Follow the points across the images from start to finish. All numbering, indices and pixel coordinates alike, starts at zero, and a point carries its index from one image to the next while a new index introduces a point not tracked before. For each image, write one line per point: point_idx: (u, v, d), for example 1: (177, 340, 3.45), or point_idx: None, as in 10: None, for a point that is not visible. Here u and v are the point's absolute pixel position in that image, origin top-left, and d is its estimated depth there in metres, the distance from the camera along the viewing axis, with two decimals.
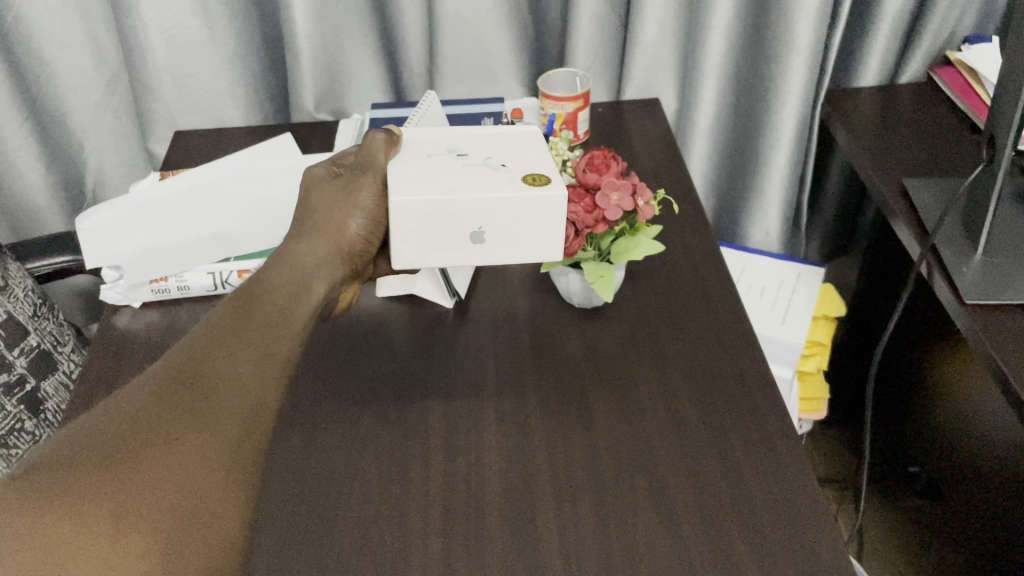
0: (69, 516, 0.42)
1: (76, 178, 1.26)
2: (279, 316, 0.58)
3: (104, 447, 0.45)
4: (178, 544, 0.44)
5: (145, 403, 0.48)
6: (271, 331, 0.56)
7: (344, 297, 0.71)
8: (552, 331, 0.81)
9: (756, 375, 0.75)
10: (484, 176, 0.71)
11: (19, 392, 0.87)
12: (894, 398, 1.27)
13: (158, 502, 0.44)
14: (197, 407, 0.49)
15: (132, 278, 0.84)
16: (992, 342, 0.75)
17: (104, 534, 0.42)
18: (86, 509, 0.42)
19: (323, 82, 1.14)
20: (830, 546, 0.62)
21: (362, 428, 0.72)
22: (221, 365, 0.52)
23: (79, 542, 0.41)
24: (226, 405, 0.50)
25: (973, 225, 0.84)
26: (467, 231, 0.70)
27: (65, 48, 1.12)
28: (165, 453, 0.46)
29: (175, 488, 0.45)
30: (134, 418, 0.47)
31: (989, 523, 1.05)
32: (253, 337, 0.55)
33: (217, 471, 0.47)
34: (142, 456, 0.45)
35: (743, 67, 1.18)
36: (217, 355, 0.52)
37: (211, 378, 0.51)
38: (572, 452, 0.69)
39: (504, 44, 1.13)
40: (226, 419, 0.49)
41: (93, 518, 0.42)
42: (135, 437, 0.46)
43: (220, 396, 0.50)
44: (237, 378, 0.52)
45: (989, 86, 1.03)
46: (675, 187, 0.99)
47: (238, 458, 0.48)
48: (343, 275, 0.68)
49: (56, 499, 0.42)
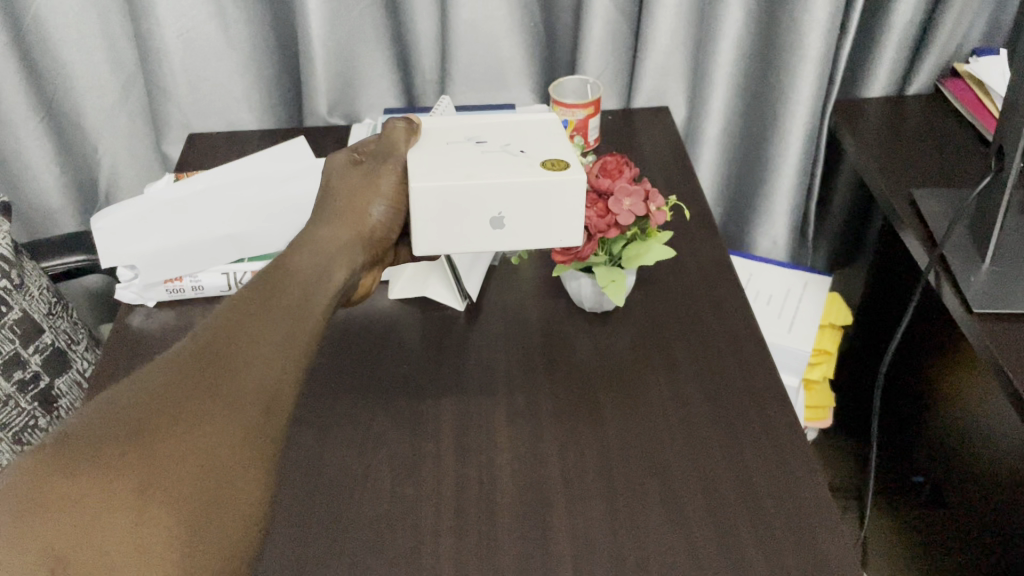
0: (96, 486, 0.43)
1: (90, 179, 1.27)
2: (300, 301, 0.58)
3: (130, 422, 0.46)
4: (196, 522, 0.44)
5: (171, 381, 0.49)
6: (292, 314, 0.56)
7: (363, 285, 0.72)
8: (564, 334, 0.82)
9: (766, 381, 0.76)
10: (504, 161, 0.72)
11: (34, 389, 0.89)
12: (906, 408, 1.26)
13: (179, 480, 0.45)
14: (221, 386, 0.50)
15: (148, 277, 0.85)
16: (999, 350, 0.75)
17: (125, 508, 0.43)
18: (110, 481, 0.43)
19: (337, 87, 1.16)
20: (839, 549, 0.63)
21: (374, 427, 0.73)
22: (244, 347, 0.52)
23: (103, 512, 0.42)
24: (249, 384, 0.51)
25: (981, 235, 0.85)
26: (486, 214, 0.70)
27: (82, 50, 1.14)
28: (188, 431, 0.47)
29: (196, 467, 0.46)
30: (159, 396, 0.48)
31: (992, 523, 1.05)
32: (275, 321, 0.55)
33: (240, 449, 0.48)
34: (166, 431, 0.46)
35: (753, 77, 1.19)
36: (240, 336, 0.53)
37: (235, 360, 0.51)
38: (583, 453, 0.70)
39: (516, 50, 1.14)
40: (248, 398, 0.50)
41: (118, 491, 0.43)
42: (159, 413, 0.47)
43: (241, 379, 0.51)
44: (259, 362, 0.52)
45: (998, 99, 1.04)
46: (685, 193, 1.00)
47: (257, 439, 0.49)
48: (365, 259, 0.68)
49: (84, 470, 0.43)
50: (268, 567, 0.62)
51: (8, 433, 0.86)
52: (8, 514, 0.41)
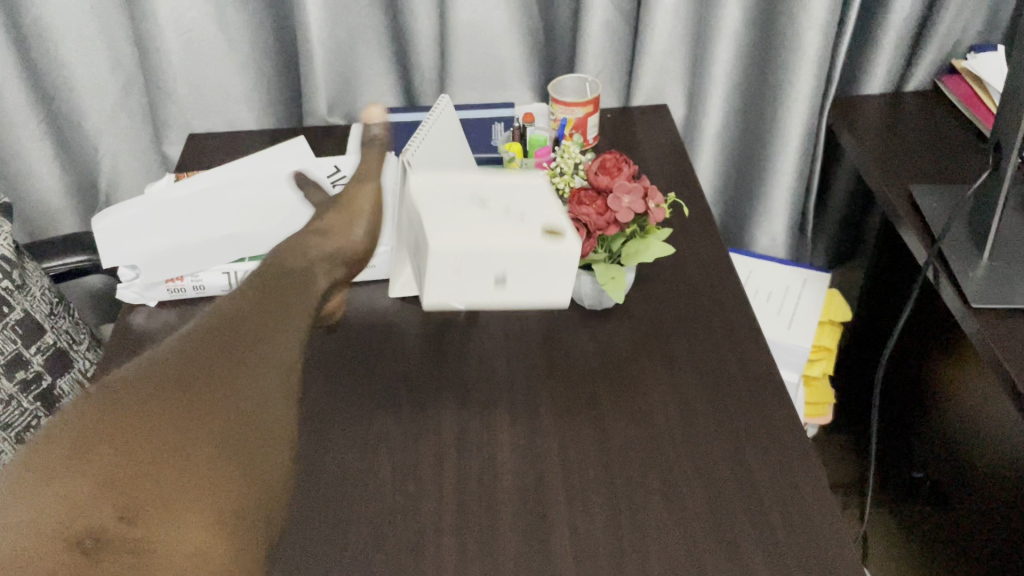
0: (142, 441, 0.43)
1: (90, 180, 1.27)
2: (292, 297, 0.58)
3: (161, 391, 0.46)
4: (238, 476, 0.45)
5: (194, 360, 0.50)
6: (291, 301, 0.58)
7: (330, 306, 0.69)
8: (564, 333, 0.82)
9: (765, 376, 0.77)
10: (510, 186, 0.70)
11: (35, 389, 0.89)
12: (905, 403, 1.27)
13: (219, 438, 0.45)
14: (238, 359, 0.51)
15: (149, 278, 0.85)
16: (997, 345, 0.76)
17: (176, 454, 0.43)
18: (154, 438, 0.43)
19: (337, 87, 1.16)
20: (838, 541, 0.63)
21: (376, 425, 0.73)
22: (254, 327, 0.54)
23: (155, 456, 0.42)
24: (264, 358, 0.52)
25: (979, 230, 0.85)
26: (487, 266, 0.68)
27: (81, 51, 1.14)
28: (219, 399, 0.47)
29: (230, 422, 0.47)
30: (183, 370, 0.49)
31: (993, 520, 1.05)
32: (276, 306, 0.57)
33: (264, 415, 0.49)
34: (199, 397, 0.47)
35: (750, 75, 1.20)
36: (254, 322, 0.54)
37: (253, 340, 0.53)
38: (583, 448, 0.70)
39: (515, 50, 1.15)
40: (264, 370, 0.51)
41: (164, 445, 0.43)
42: (188, 384, 0.47)
43: (256, 353, 0.52)
44: (272, 343, 0.53)
45: (995, 95, 1.04)
46: (684, 190, 1.00)
47: (277, 412, 0.50)
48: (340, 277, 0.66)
49: (123, 425, 0.43)
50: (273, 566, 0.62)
51: (11, 433, 0.86)
52: (56, 464, 0.40)
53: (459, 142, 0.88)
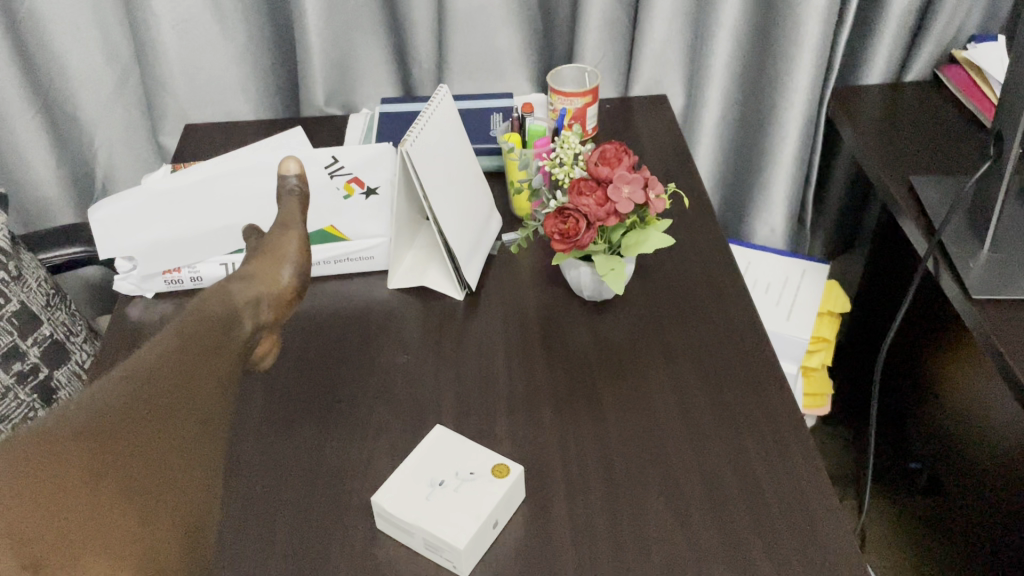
0: (59, 478, 0.38)
1: (86, 171, 1.26)
2: (228, 319, 0.51)
3: (93, 420, 0.41)
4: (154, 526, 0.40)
5: (128, 382, 0.43)
6: (228, 334, 0.50)
7: (264, 345, 0.60)
8: (563, 325, 0.82)
9: (765, 367, 0.76)
10: (469, 498, 0.63)
11: (33, 380, 0.89)
12: (903, 395, 1.27)
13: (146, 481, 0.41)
14: (186, 398, 0.45)
15: (146, 271, 0.89)
16: (998, 336, 0.76)
17: (89, 511, 0.38)
18: (74, 478, 0.38)
19: (334, 77, 1.15)
20: (839, 534, 0.63)
21: (375, 418, 0.73)
22: (193, 364, 0.46)
23: (70, 506, 0.38)
24: (199, 396, 0.45)
25: (980, 221, 0.85)
26: (421, 485, 0.64)
27: (76, 41, 1.13)
28: (156, 432, 0.42)
29: (155, 470, 0.42)
30: (128, 394, 0.43)
31: (991, 510, 1.05)
32: (211, 335, 0.49)
33: (191, 461, 0.44)
34: (132, 430, 0.42)
35: (750, 65, 1.19)
36: (210, 343, 0.48)
37: (204, 364, 0.47)
38: (583, 439, 0.70)
39: (514, 39, 1.14)
40: (200, 410, 0.45)
41: (81, 486, 0.38)
42: (124, 410, 0.42)
43: (194, 391, 0.45)
44: (206, 378, 0.46)
45: (996, 85, 1.04)
46: (684, 181, 1.00)
47: (205, 451, 0.45)
48: (271, 316, 0.57)
49: (47, 464, 0.38)
50: (272, 559, 0.62)
51: (8, 425, 0.86)
52: None
53: (456, 131, 0.87)
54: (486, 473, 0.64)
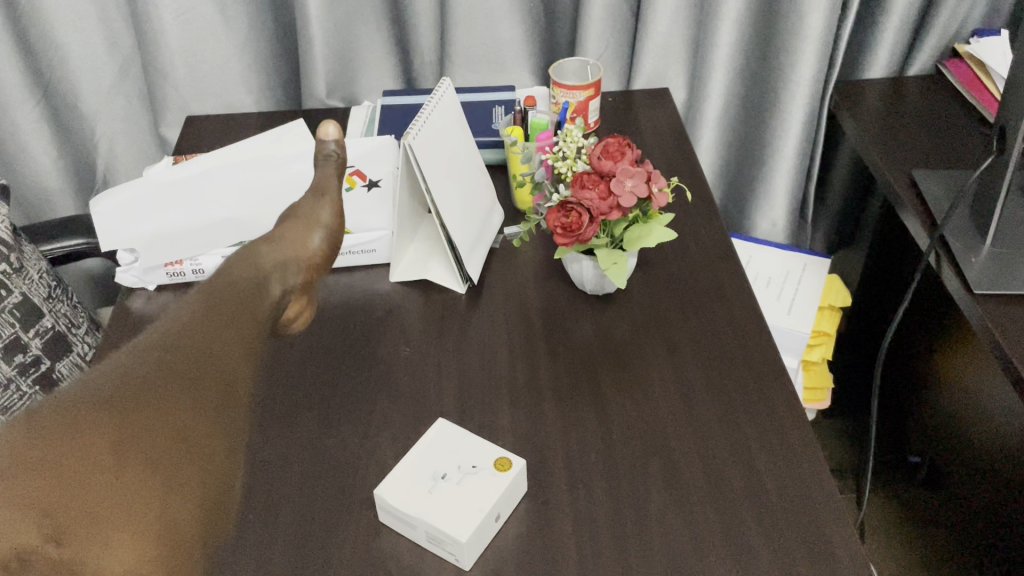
0: (77, 443, 0.34)
1: (87, 161, 1.26)
2: (258, 282, 0.49)
3: (112, 387, 0.37)
4: (181, 492, 0.36)
5: (151, 351, 0.40)
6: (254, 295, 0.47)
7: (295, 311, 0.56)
8: (564, 317, 0.82)
9: (766, 360, 0.77)
10: (470, 491, 0.63)
11: (34, 372, 0.89)
12: (903, 387, 1.27)
13: (171, 443, 0.37)
14: (211, 360, 0.41)
15: (148, 262, 0.86)
16: (999, 330, 0.76)
17: (110, 477, 0.34)
18: (95, 442, 0.34)
19: (336, 69, 1.15)
20: (840, 527, 0.63)
21: (377, 409, 0.73)
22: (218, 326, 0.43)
23: (93, 470, 0.34)
24: (225, 358, 0.42)
25: (982, 215, 0.85)
26: (424, 478, 0.64)
27: (77, 31, 1.13)
28: (182, 394, 0.38)
29: (180, 432, 0.37)
30: (148, 362, 0.39)
31: (993, 499, 1.06)
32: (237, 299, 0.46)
33: (220, 421, 0.39)
34: (158, 392, 0.38)
35: (752, 57, 1.19)
36: (237, 305, 0.45)
37: (229, 327, 0.43)
38: (584, 432, 0.71)
39: (516, 31, 1.14)
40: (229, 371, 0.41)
41: (103, 451, 0.34)
42: (146, 376, 0.38)
43: (220, 353, 0.42)
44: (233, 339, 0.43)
45: (999, 80, 1.04)
46: (685, 174, 1.00)
47: (234, 415, 0.40)
48: (301, 280, 0.55)
49: (64, 428, 0.34)
50: (274, 550, 0.62)
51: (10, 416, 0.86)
52: None
53: (459, 123, 0.87)
54: (488, 466, 0.64)
